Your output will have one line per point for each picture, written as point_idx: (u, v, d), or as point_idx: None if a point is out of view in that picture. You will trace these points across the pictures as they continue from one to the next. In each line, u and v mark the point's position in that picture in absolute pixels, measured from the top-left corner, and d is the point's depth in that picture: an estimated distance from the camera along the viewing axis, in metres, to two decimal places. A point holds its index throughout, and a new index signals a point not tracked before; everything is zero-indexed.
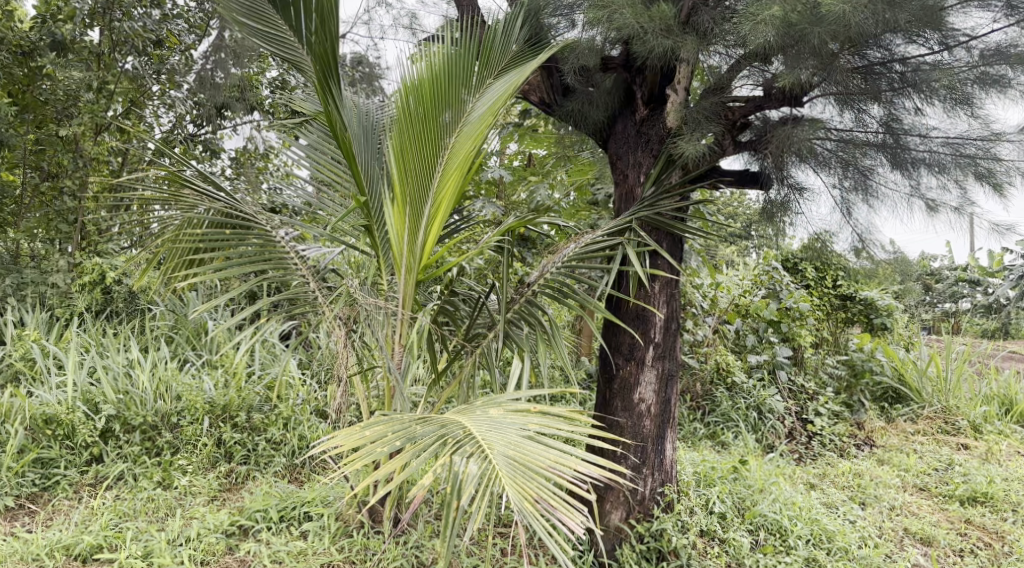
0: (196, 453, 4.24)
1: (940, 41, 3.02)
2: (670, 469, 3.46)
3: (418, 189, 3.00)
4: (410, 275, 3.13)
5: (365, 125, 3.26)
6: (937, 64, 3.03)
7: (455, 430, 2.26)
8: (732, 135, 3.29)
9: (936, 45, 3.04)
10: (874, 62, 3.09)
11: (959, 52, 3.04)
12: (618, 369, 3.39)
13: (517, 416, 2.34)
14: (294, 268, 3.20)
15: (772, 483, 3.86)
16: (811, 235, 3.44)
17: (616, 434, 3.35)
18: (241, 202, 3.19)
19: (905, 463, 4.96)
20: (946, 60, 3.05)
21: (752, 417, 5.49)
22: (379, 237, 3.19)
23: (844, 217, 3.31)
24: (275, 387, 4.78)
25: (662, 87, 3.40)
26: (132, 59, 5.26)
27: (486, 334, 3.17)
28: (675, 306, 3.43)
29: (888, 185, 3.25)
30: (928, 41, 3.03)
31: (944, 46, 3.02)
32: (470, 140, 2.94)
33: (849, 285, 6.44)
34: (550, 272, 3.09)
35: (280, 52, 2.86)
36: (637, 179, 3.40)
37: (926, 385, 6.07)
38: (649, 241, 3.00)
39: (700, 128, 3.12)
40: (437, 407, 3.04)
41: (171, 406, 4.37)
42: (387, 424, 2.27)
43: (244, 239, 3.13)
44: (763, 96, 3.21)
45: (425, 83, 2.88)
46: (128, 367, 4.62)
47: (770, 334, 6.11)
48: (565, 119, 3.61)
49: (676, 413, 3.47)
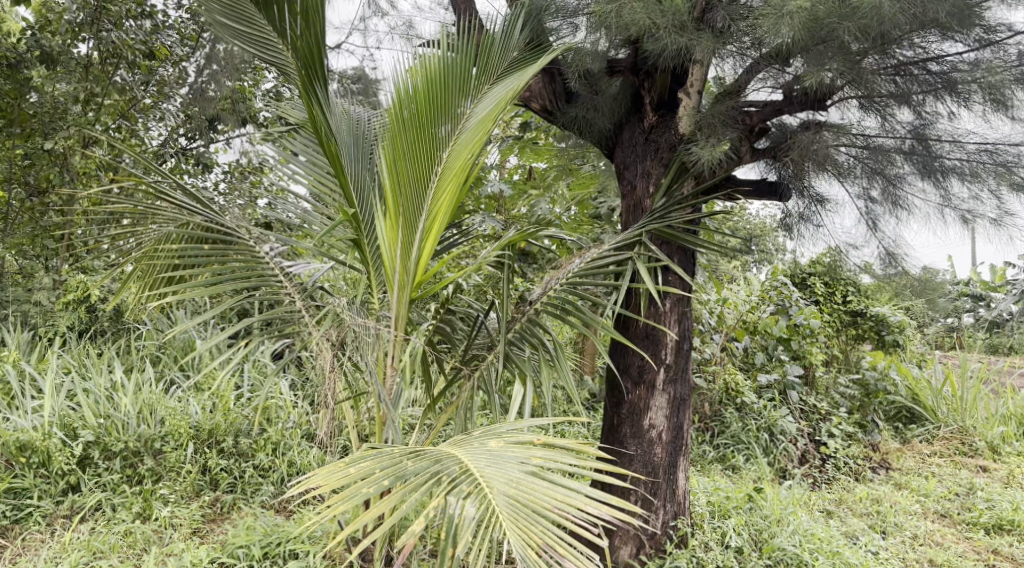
0: (179, 480, 4.04)
1: (979, 38, 2.82)
2: (683, 500, 3.25)
3: (412, 202, 2.80)
4: (403, 293, 2.92)
5: (356, 133, 3.06)
6: (978, 63, 2.83)
7: (449, 466, 2.04)
8: (748, 141, 3.11)
9: (975, 42, 2.84)
10: (907, 61, 2.89)
11: (999, 50, 2.83)
12: (626, 394, 3.18)
13: (519, 449, 2.12)
14: (279, 286, 2.99)
15: (790, 513, 3.64)
16: (831, 247, 3.31)
17: (626, 464, 3.13)
18: (223, 216, 2.99)
19: (924, 487, 4.73)
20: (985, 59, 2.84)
21: (763, 439, 5.26)
22: (369, 252, 2.99)
23: (870, 229, 3.17)
24: (265, 410, 4.57)
25: (672, 92, 3.24)
26: (123, 72, 5.06)
27: (486, 356, 2.95)
28: (687, 325, 3.24)
29: (917, 195, 3.07)
30: (967, 38, 2.83)
31: (982, 43, 2.83)
32: (467, 149, 2.73)
33: (860, 301, 6.21)
34: (552, 289, 2.88)
35: (265, 56, 2.70)
36: (645, 190, 3.22)
37: (941, 404, 5.86)
38: (661, 254, 2.78)
39: (715, 134, 2.93)
40: (434, 435, 2.82)
41: (153, 430, 4.17)
42: (375, 460, 2.05)
43: (224, 254, 2.91)
44: (783, 100, 3.02)
45: (419, 88, 2.68)
46: (111, 390, 4.42)
47: (779, 351, 5.91)
48: (569, 128, 3.44)
49: (688, 440, 3.25)
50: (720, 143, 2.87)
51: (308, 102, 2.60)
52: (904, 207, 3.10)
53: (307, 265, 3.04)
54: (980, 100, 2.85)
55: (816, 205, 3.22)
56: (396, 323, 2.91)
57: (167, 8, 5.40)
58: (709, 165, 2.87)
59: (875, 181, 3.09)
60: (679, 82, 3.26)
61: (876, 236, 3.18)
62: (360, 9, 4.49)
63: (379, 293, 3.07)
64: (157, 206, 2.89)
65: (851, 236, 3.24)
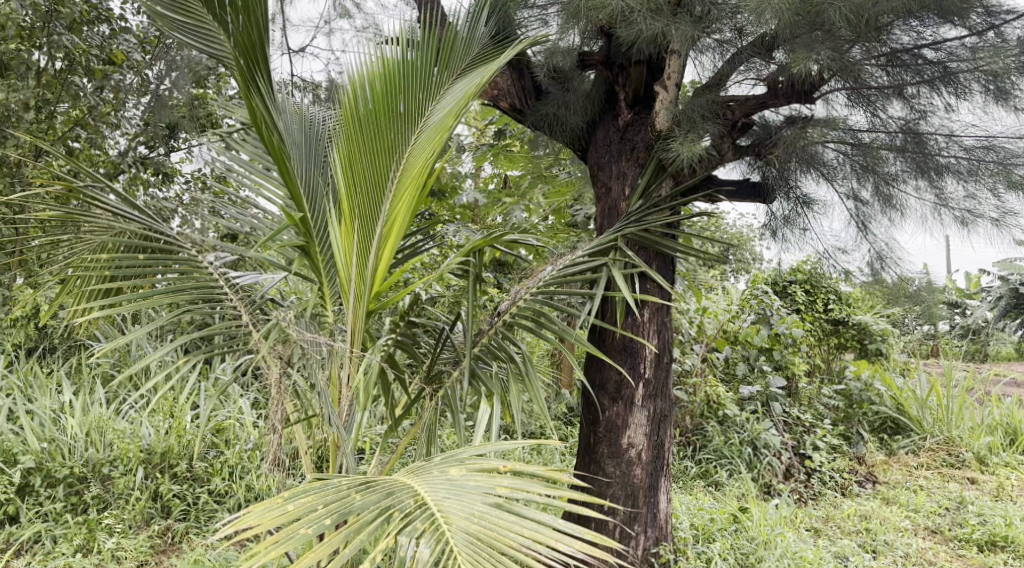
0: (127, 509, 3.77)
1: (981, 21, 2.68)
2: (665, 525, 3.03)
3: (367, 207, 2.58)
4: (359, 306, 2.68)
5: (308, 134, 2.84)
6: (977, 48, 2.68)
7: (403, 501, 1.81)
8: (731, 138, 2.90)
9: (976, 26, 2.69)
10: (901, 48, 2.75)
11: (1002, 35, 2.67)
12: (603, 411, 2.97)
13: (482, 477, 1.89)
14: (223, 298, 2.74)
15: (777, 534, 3.45)
16: (820, 255, 3.17)
17: (603, 486, 2.91)
18: (161, 223, 2.76)
19: (913, 502, 4.56)
20: (985, 44, 2.69)
21: (747, 453, 5.07)
22: (323, 260, 2.77)
23: (860, 232, 3.04)
24: (224, 431, 4.33)
25: (648, 87, 3.03)
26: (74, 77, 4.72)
27: (451, 372, 2.74)
28: (667, 336, 3.04)
29: (911, 195, 2.93)
30: (968, 22, 2.69)
31: (983, 27, 2.68)
32: (429, 146, 2.53)
33: (841, 309, 6.08)
34: (524, 298, 2.67)
35: (204, 48, 2.44)
36: (621, 193, 3.01)
37: (926, 415, 5.73)
38: (636, 260, 2.56)
39: (695, 129, 2.74)
40: (393, 461, 2.59)
41: (102, 455, 3.93)
42: (319, 494, 1.81)
43: (160, 264, 2.67)
44: (766, 93, 2.86)
45: (376, 83, 2.48)
46: (57, 412, 4.17)
47: (762, 362, 5.74)
48: (540, 128, 3.24)
49: (669, 459, 3.05)
50: (701, 138, 2.68)
51: (249, 97, 2.38)
52: (896, 206, 2.96)
53: (255, 277, 2.83)
54: (979, 91, 2.71)
55: (803, 207, 3.12)
56: (352, 338, 2.68)
57: (125, 11, 5.12)
58: (689, 162, 2.68)
59: (865, 179, 2.96)
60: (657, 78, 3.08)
61: (867, 239, 3.04)
62: (325, 9, 4.28)
63: (333, 305, 2.84)
64: (88, 212, 2.65)
65: (839, 238, 3.10)
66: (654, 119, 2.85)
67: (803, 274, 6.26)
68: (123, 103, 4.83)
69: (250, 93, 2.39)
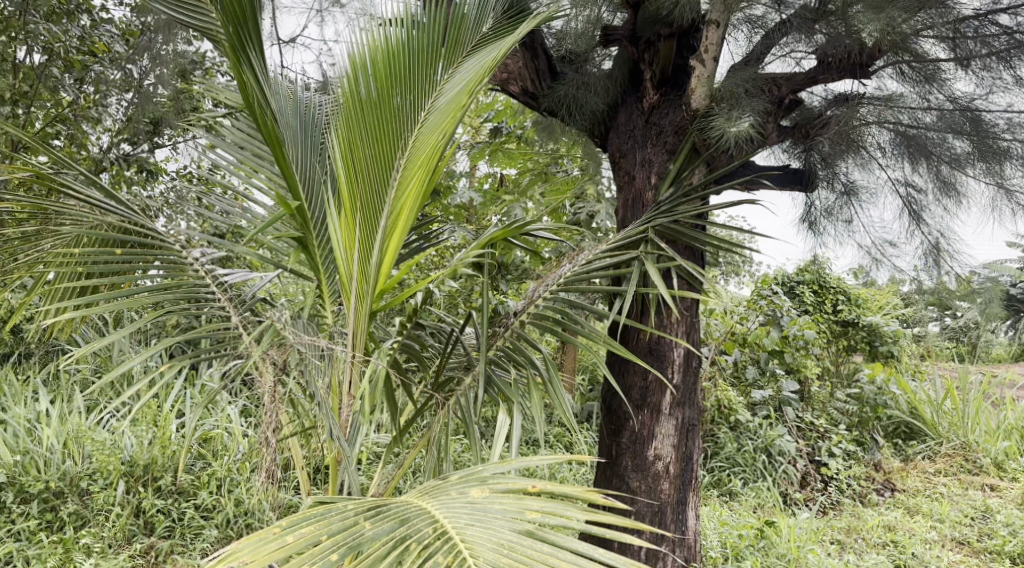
0: (107, 526, 3.49)
1: None
2: (695, 545, 2.81)
3: (370, 198, 2.34)
4: (361, 306, 2.44)
5: (302, 118, 2.58)
6: None
7: (421, 530, 1.56)
8: (776, 117, 2.77)
9: None
10: (969, 16, 2.59)
11: None
12: (627, 420, 2.77)
13: (508, 500, 1.65)
14: (210, 299, 2.48)
15: (807, 550, 3.30)
16: (865, 246, 3.08)
17: (628, 501, 2.70)
18: (140, 214, 2.50)
19: (937, 512, 4.34)
20: None
21: (761, 460, 4.84)
22: (320, 255, 2.52)
23: (913, 222, 2.94)
24: (211, 441, 4.08)
25: (675, 68, 2.83)
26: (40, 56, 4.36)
27: (462, 378, 2.50)
28: (695, 338, 2.84)
29: (967, 181, 2.82)
30: None
31: None
32: (438, 130, 2.26)
33: (851, 310, 5.88)
34: (541, 298, 2.45)
35: (184, 19, 2.23)
36: (646, 181, 2.82)
37: (942, 419, 5.52)
38: (671, 253, 2.32)
39: (739, 106, 2.54)
40: (398, 478, 2.35)
41: (80, 468, 3.69)
42: (322, 523, 1.56)
43: (141, 260, 2.41)
44: (818, 66, 2.70)
45: (379, 60, 2.25)
46: (33, 423, 3.92)
47: (772, 365, 5.55)
48: (554, 111, 3.03)
49: (698, 473, 2.83)
50: (746, 116, 2.49)
51: (241, 71, 2.12)
52: (955, 193, 2.85)
53: (246, 274, 2.58)
54: None
55: (848, 197, 3.06)
56: (353, 341, 2.44)
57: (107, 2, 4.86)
58: (732, 143, 2.49)
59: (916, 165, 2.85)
60: (683, 55, 2.86)
61: (920, 229, 2.94)
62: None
63: (333, 305, 2.61)
64: (60, 202, 2.39)
65: (888, 230, 3.02)
66: (690, 97, 2.65)
67: (811, 274, 6.06)
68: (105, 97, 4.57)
69: (240, 63, 2.14)
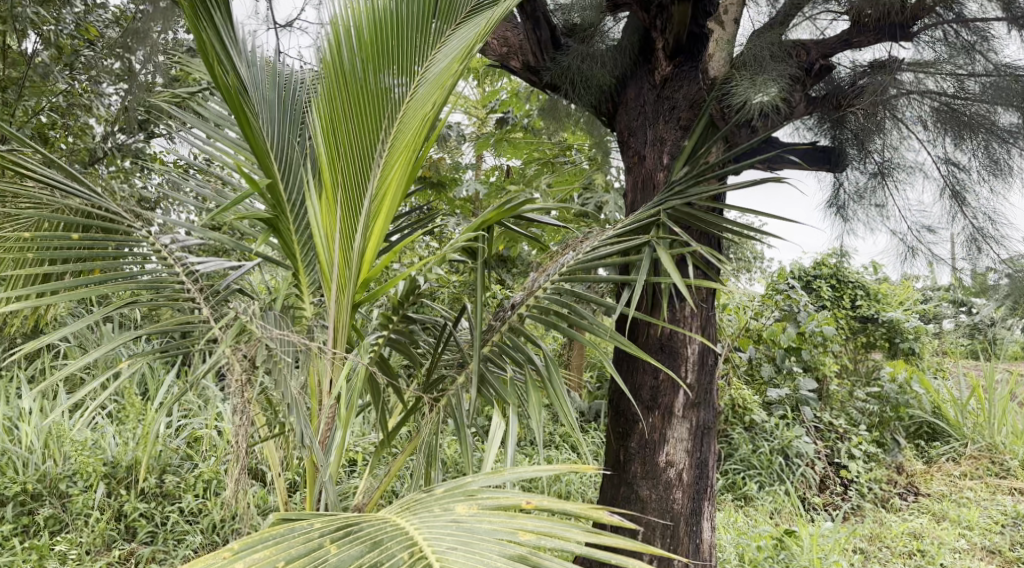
0: (85, 531, 3.30)
1: None
2: (710, 559, 2.59)
3: (354, 177, 2.13)
4: (343, 297, 2.23)
5: (280, 89, 2.35)
6: None
7: (395, 556, 1.35)
8: (805, 86, 2.56)
9: None
10: None
11: None
12: (636, 423, 2.55)
13: (498, 519, 1.44)
14: (178, 288, 2.28)
15: (831, 562, 3.08)
16: (901, 230, 2.88)
17: (638, 512, 2.49)
18: (104, 197, 2.30)
19: (965, 518, 4.10)
20: None
21: (778, 463, 4.61)
22: (299, 239, 2.31)
23: (955, 204, 2.75)
24: (199, 440, 3.90)
25: (690, 36, 2.63)
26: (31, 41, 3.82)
27: (455, 377, 2.29)
28: (711, 333, 2.63)
29: (1016, 159, 2.62)
30: None
31: None
32: (430, 99, 2.04)
33: (870, 305, 5.62)
34: (542, 289, 2.24)
35: None
36: (658, 162, 2.62)
37: (966, 420, 5.26)
38: (685, 238, 2.09)
39: (764, 71, 2.37)
40: (385, 488, 2.14)
41: (60, 469, 3.51)
42: (280, 546, 1.36)
43: (102, 245, 2.21)
44: (851, 27, 2.52)
45: (360, 23, 2.01)
46: (13, 422, 3.75)
47: (789, 363, 5.30)
48: (558, 86, 2.84)
49: (714, 480, 2.62)
50: (772, 82, 2.31)
51: (199, 31, 1.89)
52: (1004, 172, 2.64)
53: (221, 264, 2.36)
54: None
55: (882, 178, 2.85)
56: (334, 335, 2.24)
57: None
58: (755, 112, 2.31)
59: (961, 142, 2.67)
60: (698, 23, 2.65)
61: (963, 212, 2.75)
62: None
63: (312, 298, 2.42)
64: (13, 183, 2.18)
65: (926, 214, 2.82)
66: (707, 63, 2.44)
67: (828, 268, 5.85)
68: (100, 85, 4.08)
69: (198, 20, 1.91)
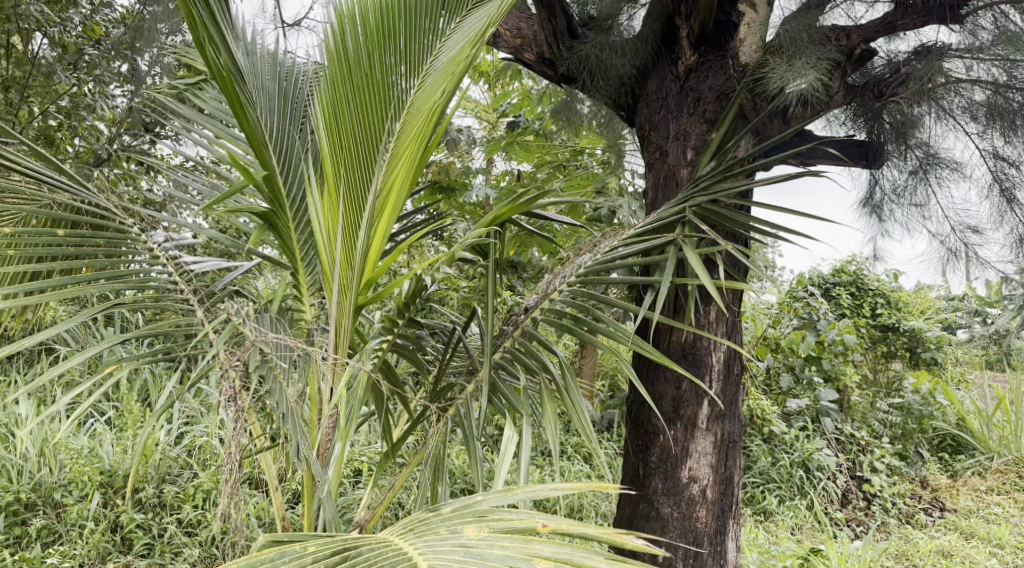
0: (80, 542, 3.17)
1: None
2: None
3: (358, 171, 2.00)
4: (344, 300, 2.10)
5: (281, 78, 2.23)
6: None
7: None
8: (843, 72, 2.41)
9: None
10: None
11: None
12: (657, 436, 2.40)
13: (512, 544, 1.29)
14: (171, 289, 2.16)
15: None
16: (943, 229, 2.79)
17: (659, 530, 2.35)
18: (96, 192, 2.18)
19: (994, 535, 3.92)
20: None
21: (797, 476, 4.45)
22: (297, 237, 2.18)
23: (1001, 203, 2.65)
24: (199, 449, 3.77)
25: (715, 25, 2.49)
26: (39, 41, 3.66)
27: (464, 385, 2.15)
28: (736, 340, 2.49)
29: None
30: None
31: None
32: (438, 90, 1.91)
33: (891, 313, 5.44)
34: (559, 289, 2.12)
35: None
36: (681, 157, 2.49)
37: (992, 433, 5.07)
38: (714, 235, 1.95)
39: (801, 54, 2.25)
40: (389, 503, 2.01)
41: (54, 478, 3.39)
42: None
43: (93, 241, 2.09)
44: (893, 10, 2.38)
45: (368, 8, 1.87)
46: (9, 428, 3.63)
47: (809, 373, 5.14)
48: (574, 77, 2.71)
49: (739, 496, 2.48)
50: (811, 67, 2.21)
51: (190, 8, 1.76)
52: None
53: (218, 264, 2.24)
54: None
55: (921, 174, 2.76)
56: (336, 339, 2.10)
57: None
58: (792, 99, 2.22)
59: (1008, 139, 2.55)
60: (724, 10, 2.51)
61: (1011, 211, 2.65)
62: None
63: (312, 298, 2.30)
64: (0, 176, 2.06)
65: (971, 212, 2.73)
66: (738, 48, 2.39)
67: (848, 275, 5.71)
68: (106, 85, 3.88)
69: None
